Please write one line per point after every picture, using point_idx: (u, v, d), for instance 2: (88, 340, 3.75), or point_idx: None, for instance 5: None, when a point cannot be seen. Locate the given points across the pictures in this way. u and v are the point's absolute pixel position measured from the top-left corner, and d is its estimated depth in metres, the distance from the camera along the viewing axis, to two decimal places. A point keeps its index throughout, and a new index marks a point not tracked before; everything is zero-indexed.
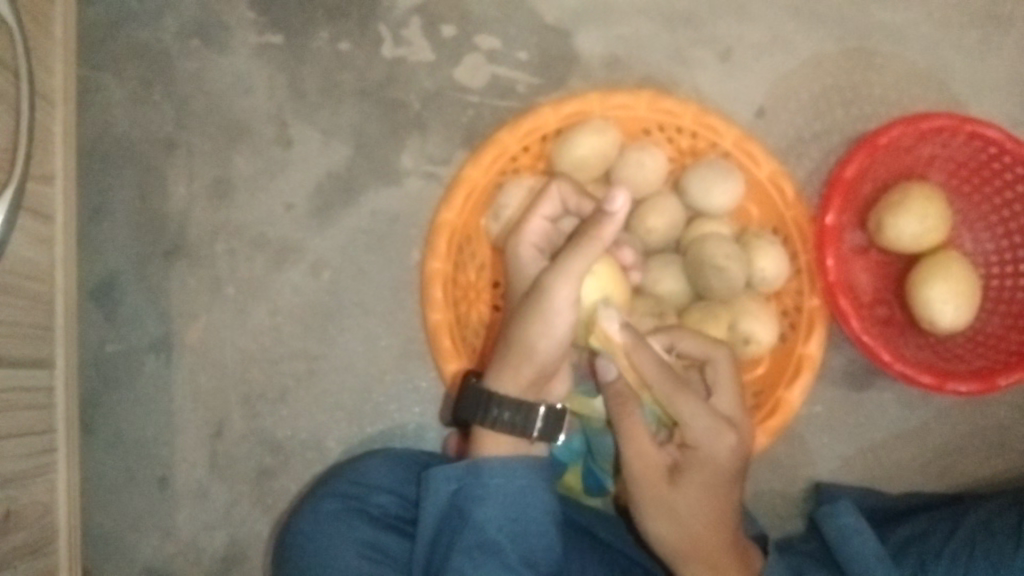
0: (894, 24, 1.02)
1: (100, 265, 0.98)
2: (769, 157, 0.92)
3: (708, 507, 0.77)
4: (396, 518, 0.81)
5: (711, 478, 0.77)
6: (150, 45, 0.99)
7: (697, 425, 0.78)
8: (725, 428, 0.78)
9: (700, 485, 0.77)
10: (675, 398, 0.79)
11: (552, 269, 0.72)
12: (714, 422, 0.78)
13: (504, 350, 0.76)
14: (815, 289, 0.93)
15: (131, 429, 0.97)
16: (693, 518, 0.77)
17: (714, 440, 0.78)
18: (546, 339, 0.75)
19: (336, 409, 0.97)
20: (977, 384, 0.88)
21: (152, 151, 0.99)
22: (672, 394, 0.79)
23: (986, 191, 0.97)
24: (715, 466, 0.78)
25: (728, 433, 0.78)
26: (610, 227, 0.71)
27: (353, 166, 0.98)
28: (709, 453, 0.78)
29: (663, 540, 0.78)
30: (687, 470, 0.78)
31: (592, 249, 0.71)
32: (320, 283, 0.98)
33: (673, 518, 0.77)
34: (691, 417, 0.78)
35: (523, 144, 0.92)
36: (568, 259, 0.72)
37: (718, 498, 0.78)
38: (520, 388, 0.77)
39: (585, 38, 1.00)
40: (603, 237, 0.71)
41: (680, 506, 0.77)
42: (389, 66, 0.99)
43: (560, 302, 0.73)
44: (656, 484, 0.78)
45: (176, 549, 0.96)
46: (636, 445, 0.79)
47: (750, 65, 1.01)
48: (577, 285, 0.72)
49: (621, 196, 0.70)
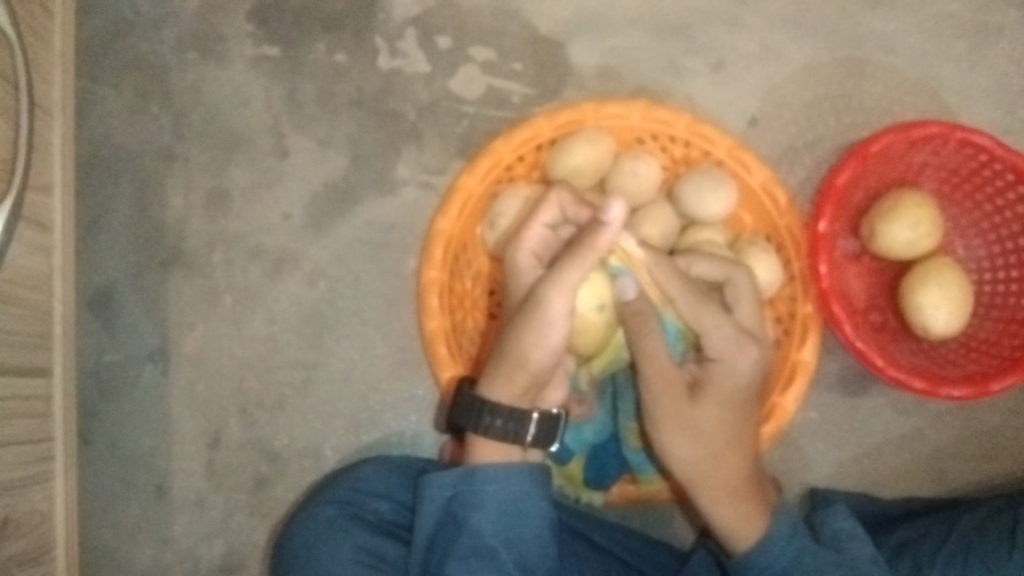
0: (884, 34, 1.03)
1: (98, 274, 0.98)
2: (761, 165, 0.93)
3: (724, 426, 0.82)
4: (392, 524, 0.82)
5: (730, 398, 0.82)
6: (148, 58, 1.00)
7: (718, 341, 0.81)
8: (747, 345, 0.81)
9: (719, 404, 0.82)
10: (698, 313, 0.80)
11: (549, 277, 0.73)
12: (735, 337, 0.80)
13: (500, 357, 0.77)
14: (807, 295, 0.93)
15: (128, 438, 0.97)
16: (710, 437, 0.82)
17: (735, 358, 0.81)
18: (541, 348, 0.75)
19: (332, 417, 0.97)
20: (970, 389, 0.89)
21: (150, 162, 0.99)
22: (693, 310, 0.81)
23: (977, 198, 0.98)
24: (736, 385, 0.81)
25: (750, 348, 0.81)
26: (604, 235, 0.71)
27: (350, 176, 0.99)
28: (730, 370, 0.81)
29: (682, 459, 0.83)
30: (708, 387, 0.82)
31: (586, 256, 0.71)
32: (317, 292, 0.98)
33: (692, 435, 0.82)
34: (714, 330, 0.81)
35: (518, 153, 0.93)
36: (563, 266, 0.72)
37: (736, 416, 0.82)
38: (514, 395, 0.77)
39: (579, 48, 1.01)
40: (597, 246, 0.71)
41: (701, 423, 0.82)
42: (385, 77, 1.00)
43: (555, 311, 0.74)
44: (676, 400, 0.82)
45: (172, 558, 0.96)
46: (654, 362, 0.81)
47: (742, 75, 1.02)
48: (571, 294, 0.73)
49: (615, 201, 0.69)
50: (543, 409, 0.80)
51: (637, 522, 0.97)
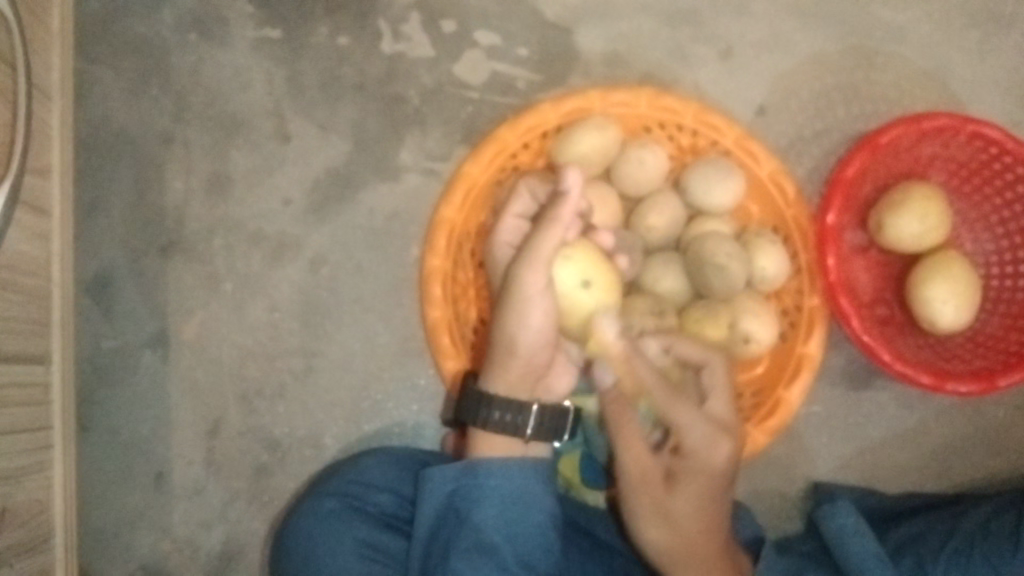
0: (895, 23, 1.01)
1: (97, 260, 0.97)
2: (769, 155, 0.92)
3: (700, 514, 0.77)
4: (394, 517, 0.81)
5: (706, 485, 0.77)
6: (147, 39, 0.98)
7: (691, 434, 0.77)
8: (721, 438, 0.77)
9: (694, 493, 0.77)
10: (672, 406, 0.78)
11: (521, 257, 0.72)
12: (710, 431, 0.77)
13: (491, 348, 0.76)
14: (815, 288, 0.93)
15: (126, 425, 0.96)
16: (687, 523, 0.77)
17: (708, 450, 0.77)
18: (526, 331, 0.74)
19: (333, 406, 0.96)
20: (976, 384, 0.88)
21: (149, 145, 0.98)
22: (667, 402, 0.78)
23: (986, 192, 0.97)
24: (709, 475, 0.77)
25: (723, 442, 0.77)
26: (566, 205, 0.71)
27: (352, 162, 0.98)
28: (704, 462, 0.77)
29: (658, 546, 0.78)
30: (682, 477, 0.77)
31: (552, 232, 0.71)
32: (318, 279, 0.97)
33: (668, 524, 0.77)
34: (687, 425, 0.77)
35: (523, 141, 0.91)
36: (531, 246, 0.72)
37: (711, 506, 0.77)
38: (510, 385, 0.76)
39: (585, 35, 0.99)
40: (560, 218, 0.71)
41: (676, 512, 0.77)
42: (389, 62, 0.98)
43: (532, 292, 0.73)
44: (651, 489, 0.77)
45: (172, 546, 0.96)
46: (632, 450, 0.78)
47: (751, 64, 1.01)
48: (544, 271, 0.72)
49: (572, 173, 0.71)
50: (541, 400, 0.80)
51: None
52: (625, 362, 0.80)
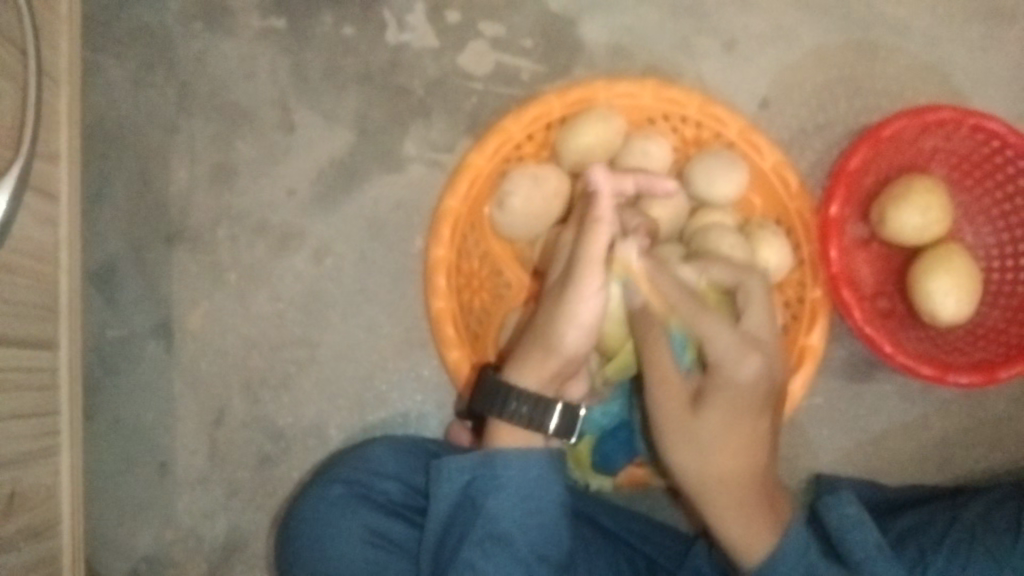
0: (897, 17, 1.02)
1: (101, 249, 0.97)
2: (773, 147, 0.92)
3: (729, 429, 0.77)
4: (401, 506, 0.81)
5: (735, 401, 0.76)
6: (151, 28, 0.98)
7: (719, 345, 0.77)
8: (748, 352, 0.77)
9: (723, 408, 0.76)
10: (698, 318, 0.78)
11: (576, 257, 0.73)
12: (738, 344, 0.77)
13: (529, 345, 0.76)
14: (817, 280, 0.93)
15: (130, 414, 0.96)
16: (714, 445, 0.77)
17: (736, 364, 0.77)
18: (574, 327, 0.74)
19: (337, 396, 0.97)
20: (977, 376, 0.89)
21: (154, 135, 0.98)
22: (694, 315, 0.78)
23: (987, 185, 0.97)
24: (737, 390, 0.76)
25: (752, 357, 0.77)
26: (601, 202, 0.73)
27: (356, 152, 0.98)
28: (732, 376, 0.77)
29: (689, 469, 0.78)
30: (710, 395, 0.77)
31: (601, 230, 0.73)
32: (321, 269, 0.97)
33: (695, 446, 0.77)
34: (713, 337, 0.77)
35: (528, 132, 0.91)
36: (585, 247, 0.73)
37: (742, 421, 0.77)
38: (542, 381, 0.76)
39: (590, 26, 0.99)
40: (601, 216, 0.73)
41: (703, 434, 0.77)
42: (393, 52, 0.98)
43: (588, 289, 0.73)
44: (679, 413, 0.78)
45: (175, 535, 0.96)
46: (659, 366, 0.79)
47: (754, 56, 1.01)
48: (599, 272, 0.73)
49: (597, 170, 0.72)
50: (566, 399, 0.80)
51: (642, 505, 0.97)
52: (648, 282, 0.80)
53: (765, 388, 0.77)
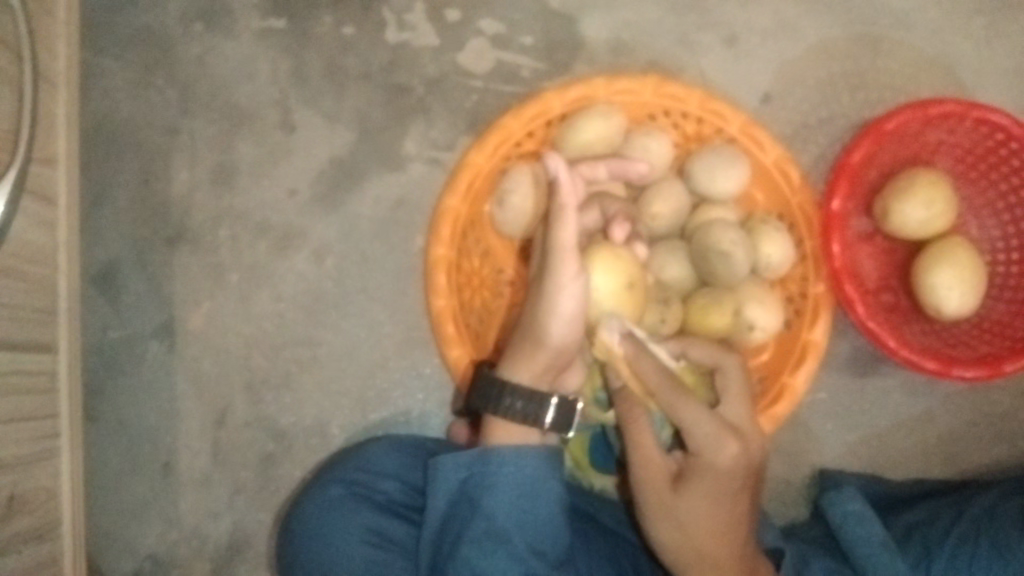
0: (900, 10, 1.01)
1: (103, 251, 0.97)
2: (774, 142, 0.91)
3: (711, 514, 0.73)
4: (400, 505, 0.82)
5: (715, 486, 0.73)
6: (152, 30, 0.98)
7: (700, 432, 0.74)
8: (727, 437, 0.73)
9: (702, 492, 0.72)
10: (677, 403, 0.75)
11: (548, 247, 0.73)
12: (716, 431, 0.73)
13: (519, 338, 0.76)
14: (820, 275, 0.92)
15: (133, 414, 0.97)
16: (696, 527, 0.73)
17: (714, 450, 0.73)
18: (557, 319, 0.74)
19: (340, 395, 0.97)
20: (983, 370, 0.88)
21: (155, 137, 0.98)
22: (672, 400, 0.76)
23: (992, 178, 0.96)
24: (716, 475, 0.73)
25: (731, 442, 0.73)
26: (564, 190, 0.70)
27: (357, 152, 0.98)
28: (712, 462, 0.73)
29: (670, 548, 0.74)
30: (690, 477, 0.74)
31: (565, 219, 0.71)
32: (323, 269, 0.97)
33: (675, 523, 0.73)
34: (691, 423, 0.74)
35: (528, 130, 0.91)
36: (553, 238, 0.72)
37: (722, 507, 0.73)
38: (534, 375, 0.76)
39: (590, 23, 0.99)
40: (566, 206, 0.71)
41: (683, 513, 0.73)
42: (393, 51, 0.98)
43: (565, 280, 0.73)
44: (659, 491, 0.74)
45: (179, 535, 0.96)
46: (641, 445, 0.76)
47: (756, 51, 1.00)
48: (574, 259, 0.72)
49: (554, 159, 0.69)
50: (561, 392, 0.80)
51: None
52: (628, 362, 0.79)
53: (745, 472, 0.73)
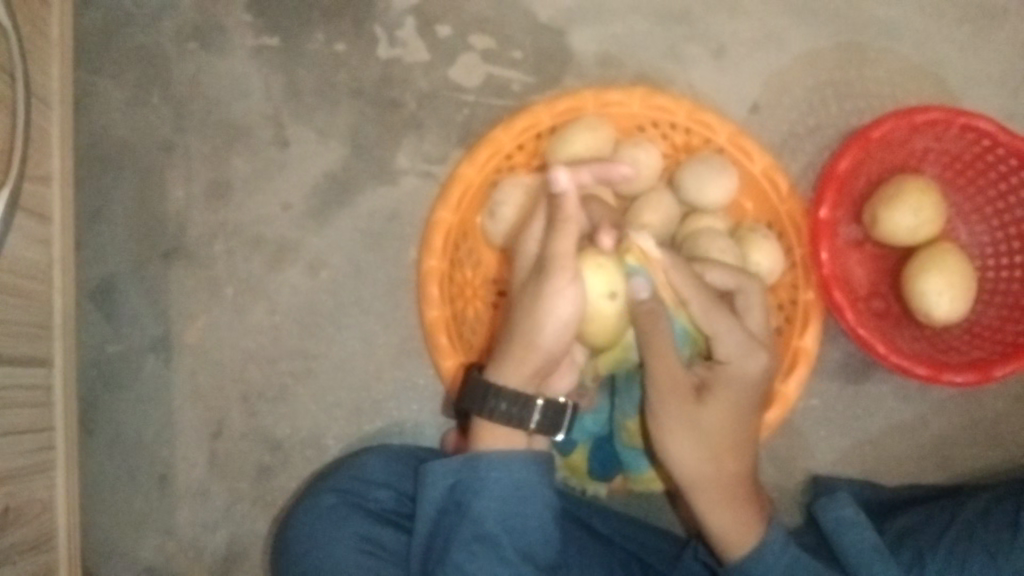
0: (886, 20, 1.02)
1: (99, 266, 0.98)
2: (762, 151, 0.92)
3: (728, 426, 0.80)
4: (393, 513, 0.82)
5: (738, 395, 0.80)
6: (147, 49, 1.00)
7: (729, 346, 0.79)
8: (757, 349, 0.79)
9: (726, 403, 0.80)
10: (711, 316, 0.78)
11: (547, 253, 0.73)
12: (747, 344, 0.79)
13: (508, 343, 0.77)
14: (809, 282, 0.93)
15: (130, 429, 0.98)
16: (714, 438, 0.80)
17: (742, 359, 0.79)
18: (551, 323, 0.75)
19: (334, 407, 0.98)
20: (972, 374, 0.88)
21: (150, 153, 0.99)
22: (707, 312, 0.78)
23: (980, 183, 0.97)
24: (742, 385, 0.80)
25: (759, 355, 0.79)
26: (569, 204, 0.71)
27: (350, 166, 0.99)
28: (740, 372, 0.79)
29: (683, 461, 0.80)
30: (715, 389, 0.80)
31: (568, 230, 0.72)
32: (317, 282, 0.98)
33: (695, 435, 0.80)
34: (725, 336, 0.79)
35: (518, 142, 0.92)
36: (553, 244, 0.72)
37: (740, 418, 0.80)
38: (522, 378, 0.77)
39: (579, 36, 1.00)
40: (569, 217, 0.71)
41: (705, 425, 0.80)
42: (385, 67, 1.00)
43: (560, 284, 0.73)
44: (682, 399, 0.79)
45: (176, 547, 0.97)
46: (664, 361, 0.78)
47: (744, 62, 1.02)
48: (570, 267, 0.73)
49: (563, 172, 0.70)
50: (547, 395, 0.80)
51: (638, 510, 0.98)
52: (662, 273, 0.78)
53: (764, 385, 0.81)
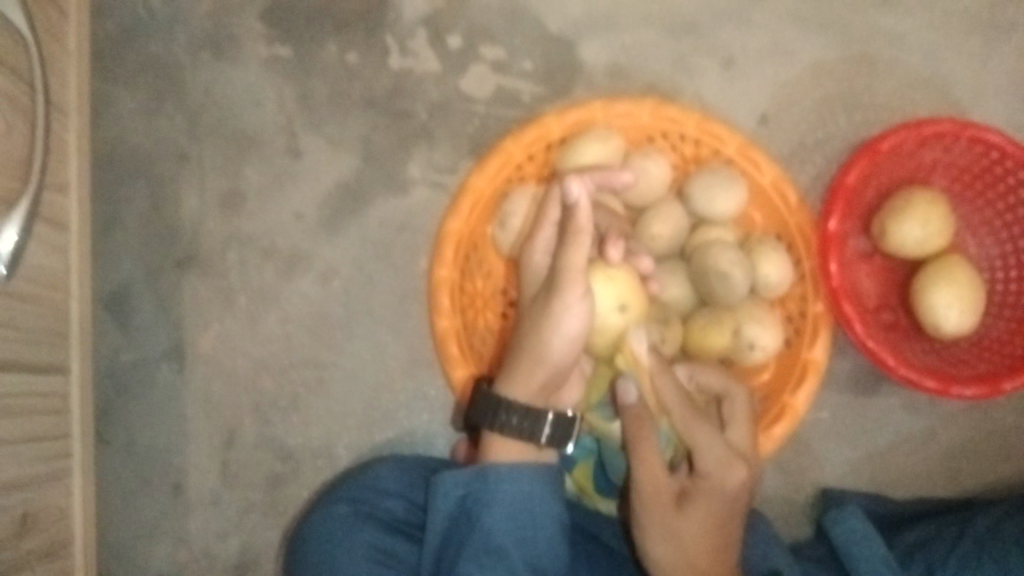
0: (895, 31, 1.03)
1: (113, 275, 0.99)
2: (772, 163, 0.93)
3: (706, 535, 0.78)
4: (403, 522, 0.83)
5: (716, 507, 0.79)
6: (160, 58, 1.01)
7: (709, 456, 0.80)
8: (736, 463, 0.80)
9: (706, 513, 0.79)
10: (693, 426, 0.82)
11: (559, 268, 0.73)
12: (726, 457, 0.80)
13: (516, 356, 0.78)
14: (818, 294, 0.93)
15: (143, 436, 0.98)
16: (693, 546, 0.78)
17: (722, 473, 0.80)
18: (560, 338, 0.76)
19: (346, 416, 0.98)
20: (981, 388, 0.88)
21: (164, 163, 1.00)
22: (688, 424, 0.82)
23: (989, 196, 0.97)
24: (721, 496, 0.79)
25: (739, 469, 0.80)
26: (581, 214, 0.71)
27: (361, 176, 1.00)
28: (718, 484, 0.80)
29: (662, 564, 0.78)
30: (695, 499, 0.79)
31: (580, 242, 0.72)
32: (329, 291, 0.99)
33: (675, 542, 0.78)
34: (705, 448, 0.81)
35: (528, 153, 0.92)
36: (566, 257, 0.73)
37: (719, 528, 0.79)
38: (531, 393, 0.78)
39: (589, 47, 1.01)
40: (581, 228, 0.71)
41: (684, 533, 0.78)
42: (396, 78, 1.00)
43: (571, 301, 0.74)
44: (662, 508, 0.78)
45: (189, 555, 0.98)
46: (648, 466, 0.79)
47: (753, 74, 1.02)
48: (581, 282, 0.73)
49: (575, 182, 0.69)
50: (555, 408, 0.81)
51: None
52: (650, 381, 0.83)
53: (745, 499, 0.81)
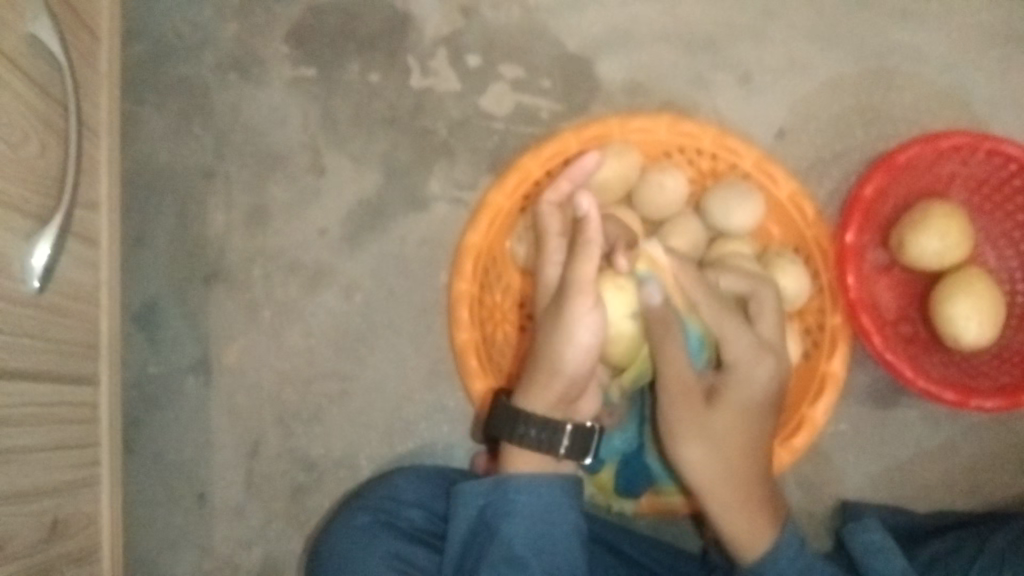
0: (912, 46, 1.03)
1: (142, 290, 1.02)
2: (788, 177, 0.93)
3: (739, 429, 0.82)
4: (423, 531, 0.84)
5: (748, 400, 0.82)
6: (189, 80, 1.04)
7: (738, 349, 0.82)
8: (765, 355, 0.82)
9: (736, 414, 0.82)
10: (722, 323, 0.82)
11: (568, 281, 0.75)
12: (756, 347, 0.82)
13: (532, 370, 0.79)
14: (837, 307, 0.94)
15: (170, 447, 1.00)
16: (725, 443, 0.82)
17: (751, 366, 0.82)
18: (574, 349, 0.77)
19: (367, 428, 1.00)
20: (1001, 400, 0.88)
21: (192, 180, 1.03)
22: (717, 321, 0.82)
23: (1008, 209, 0.97)
24: (751, 390, 0.82)
25: (766, 360, 0.82)
26: (591, 228, 0.72)
27: (383, 192, 1.02)
28: (748, 376, 0.82)
29: (695, 467, 0.82)
30: (725, 394, 0.82)
31: (590, 254, 0.73)
32: (352, 305, 1.01)
33: (706, 438, 0.81)
34: (733, 342, 0.82)
35: (548, 168, 0.93)
36: (575, 269, 0.74)
37: (749, 424, 0.82)
38: (548, 405, 0.79)
39: (607, 65, 1.03)
40: (591, 240, 0.72)
41: (715, 429, 0.82)
42: (417, 96, 1.03)
43: (581, 311, 0.76)
44: (693, 406, 0.82)
45: (213, 564, 0.99)
46: (673, 367, 0.81)
47: (770, 89, 1.03)
48: (592, 294, 0.75)
49: (585, 196, 0.71)
50: (575, 419, 0.82)
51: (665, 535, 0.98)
52: (671, 277, 0.82)
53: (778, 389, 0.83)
